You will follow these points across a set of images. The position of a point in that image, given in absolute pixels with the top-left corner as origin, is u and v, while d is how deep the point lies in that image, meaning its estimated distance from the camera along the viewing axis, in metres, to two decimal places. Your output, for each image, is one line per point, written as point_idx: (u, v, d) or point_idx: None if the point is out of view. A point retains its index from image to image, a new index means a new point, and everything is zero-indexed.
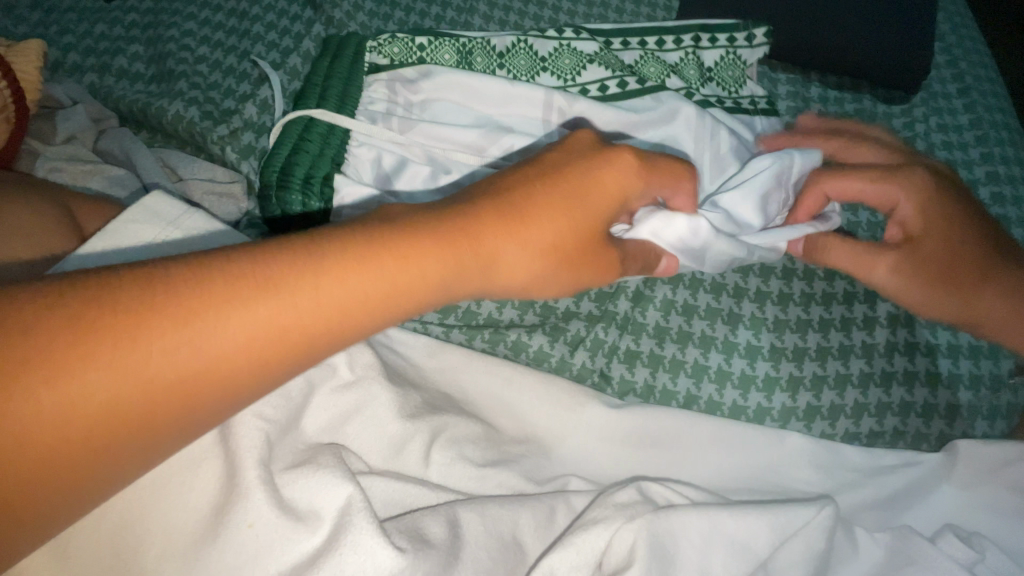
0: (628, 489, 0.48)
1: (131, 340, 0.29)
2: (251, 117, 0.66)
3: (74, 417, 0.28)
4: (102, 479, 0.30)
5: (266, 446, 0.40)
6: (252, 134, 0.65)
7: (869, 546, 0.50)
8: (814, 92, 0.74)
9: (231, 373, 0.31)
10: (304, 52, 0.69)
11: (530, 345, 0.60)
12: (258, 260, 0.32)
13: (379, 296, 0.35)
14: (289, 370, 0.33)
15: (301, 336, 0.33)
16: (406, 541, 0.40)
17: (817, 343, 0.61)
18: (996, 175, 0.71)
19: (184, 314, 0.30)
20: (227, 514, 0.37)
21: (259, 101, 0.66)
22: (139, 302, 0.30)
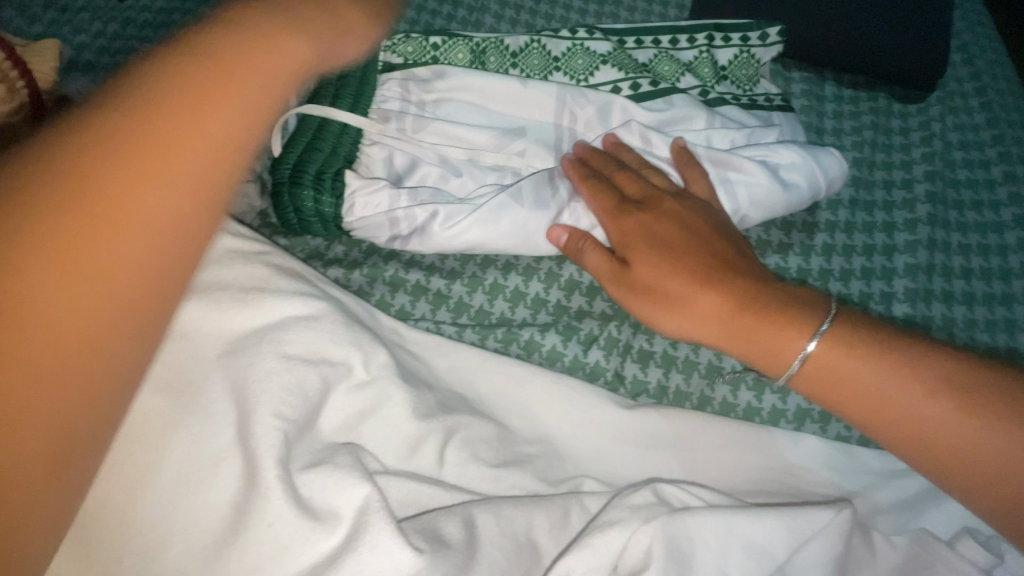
0: (643, 491, 0.47)
1: (80, 258, 0.29)
2: None
3: (52, 336, 0.28)
4: (114, 409, 0.31)
5: (283, 445, 0.40)
6: None
7: (887, 550, 0.50)
8: (828, 91, 0.73)
9: (150, 226, 0.32)
10: None
11: (543, 344, 0.60)
12: (91, 127, 0.32)
13: (198, 99, 0.35)
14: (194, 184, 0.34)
15: (167, 146, 0.33)
16: (423, 542, 0.40)
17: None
18: (1014, 175, 0.70)
19: (78, 177, 0.30)
20: (247, 515, 0.38)
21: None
22: (73, 227, 0.29)
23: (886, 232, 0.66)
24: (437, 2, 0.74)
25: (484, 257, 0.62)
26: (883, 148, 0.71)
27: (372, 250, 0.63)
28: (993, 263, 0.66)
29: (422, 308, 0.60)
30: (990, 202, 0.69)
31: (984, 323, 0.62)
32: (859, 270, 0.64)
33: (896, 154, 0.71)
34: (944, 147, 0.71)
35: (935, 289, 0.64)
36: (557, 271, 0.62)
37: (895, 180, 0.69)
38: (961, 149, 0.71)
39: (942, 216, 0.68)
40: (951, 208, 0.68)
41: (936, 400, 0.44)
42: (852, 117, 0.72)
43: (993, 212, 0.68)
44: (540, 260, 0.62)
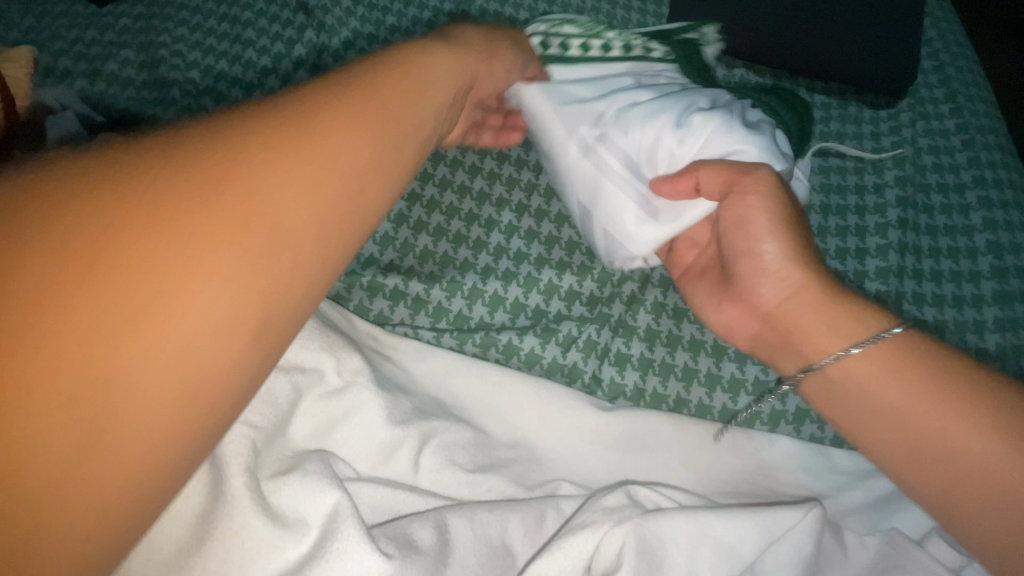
0: (616, 493, 0.48)
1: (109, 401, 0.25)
2: None
3: (123, 475, 0.26)
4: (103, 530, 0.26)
5: (252, 452, 0.41)
6: None
7: (856, 549, 0.51)
8: (802, 98, 0.74)
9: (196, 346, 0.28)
10: (296, 59, 0.69)
11: (522, 347, 0.60)
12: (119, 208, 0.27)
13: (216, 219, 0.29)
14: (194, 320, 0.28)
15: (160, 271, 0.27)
16: (394, 547, 0.40)
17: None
18: (983, 179, 0.72)
19: (236, 228, 0.29)
20: (214, 523, 0.38)
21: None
22: (83, 369, 0.25)
23: (858, 236, 0.68)
24: (417, 6, 0.72)
25: (464, 261, 0.63)
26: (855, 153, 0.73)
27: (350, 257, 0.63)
28: (962, 265, 0.67)
29: (401, 313, 0.61)
30: (959, 206, 0.70)
31: (953, 325, 0.64)
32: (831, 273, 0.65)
33: (868, 158, 0.72)
34: (915, 152, 0.73)
35: (906, 291, 0.65)
36: (537, 275, 0.62)
37: (866, 184, 0.71)
38: (932, 153, 0.73)
39: (913, 220, 0.69)
40: (920, 212, 0.70)
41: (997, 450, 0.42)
42: (825, 125, 0.73)
43: (963, 215, 0.70)
44: (521, 265, 0.63)
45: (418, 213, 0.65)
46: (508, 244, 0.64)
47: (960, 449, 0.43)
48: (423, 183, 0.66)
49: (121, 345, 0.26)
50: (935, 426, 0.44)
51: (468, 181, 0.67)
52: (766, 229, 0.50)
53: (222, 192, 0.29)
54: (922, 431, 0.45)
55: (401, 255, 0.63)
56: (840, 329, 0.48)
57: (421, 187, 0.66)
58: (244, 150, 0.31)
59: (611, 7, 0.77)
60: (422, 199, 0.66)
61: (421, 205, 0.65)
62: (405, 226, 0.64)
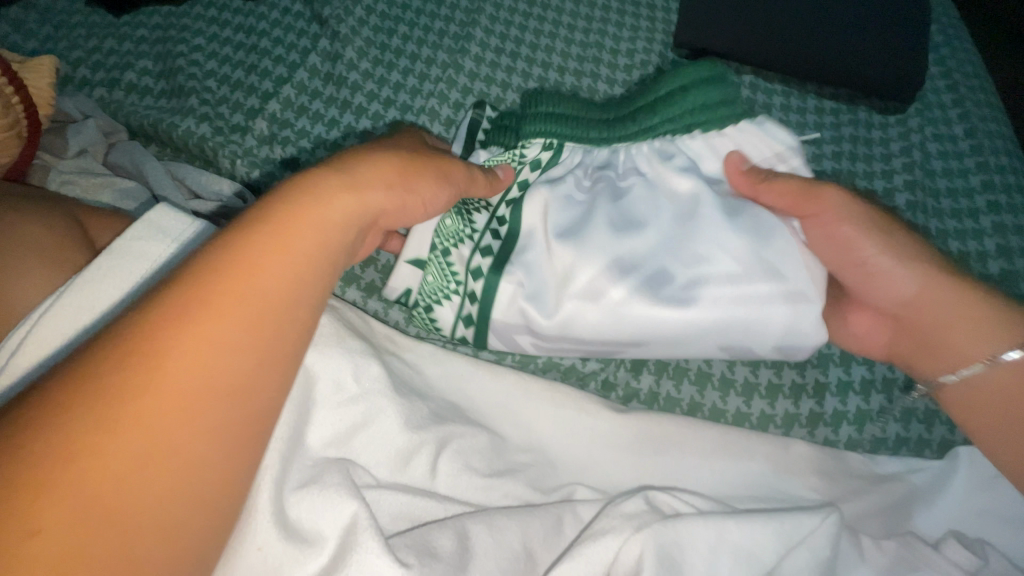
0: (635, 499, 0.48)
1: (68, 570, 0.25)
2: (263, 132, 0.67)
3: None
4: None
5: (280, 461, 0.41)
6: (267, 149, 0.67)
7: (875, 554, 0.50)
8: (810, 103, 0.75)
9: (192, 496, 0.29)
10: (311, 68, 0.69)
11: (560, 360, 0.60)
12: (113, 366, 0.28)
13: (214, 389, 0.30)
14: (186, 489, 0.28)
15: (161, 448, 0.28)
16: (414, 556, 0.40)
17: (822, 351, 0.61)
18: (992, 184, 0.72)
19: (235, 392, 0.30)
20: (240, 535, 0.38)
21: (269, 116, 0.68)
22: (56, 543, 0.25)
23: None
24: (431, 16, 0.73)
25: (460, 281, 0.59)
26: (864, 158, 0.73)
27: (368, 263, 0.62)
28: (972, 269, 0.68)
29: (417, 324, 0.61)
30: (968, 210, 0.70)
31: None
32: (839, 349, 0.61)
33: (878, 163, 0.73)
34: (924, 157, 0.73)
35: None
36: None
37: (876, 189, 0.71)
38: (941, 158, 0.73)
39: (923, 223, 0.70)
40: (930, 216, 0.70)
41: (999, 335, 0.50)
42: (834, 130, 0.74)
43: (973, 220, 0.70)
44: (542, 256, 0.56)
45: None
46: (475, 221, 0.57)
47: (972, 337, 0.50)
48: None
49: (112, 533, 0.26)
50: (971, 332, 0.51)
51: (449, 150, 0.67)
52: (852, 239, 0.54)
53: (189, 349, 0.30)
54: (961, 337, 0.51)
55: (382, 276, 0.62)
56: (983, 325, 0.50)
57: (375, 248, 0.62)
58: (211, 305, 0.31)
59: (621, 14, 0.77)
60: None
61: None
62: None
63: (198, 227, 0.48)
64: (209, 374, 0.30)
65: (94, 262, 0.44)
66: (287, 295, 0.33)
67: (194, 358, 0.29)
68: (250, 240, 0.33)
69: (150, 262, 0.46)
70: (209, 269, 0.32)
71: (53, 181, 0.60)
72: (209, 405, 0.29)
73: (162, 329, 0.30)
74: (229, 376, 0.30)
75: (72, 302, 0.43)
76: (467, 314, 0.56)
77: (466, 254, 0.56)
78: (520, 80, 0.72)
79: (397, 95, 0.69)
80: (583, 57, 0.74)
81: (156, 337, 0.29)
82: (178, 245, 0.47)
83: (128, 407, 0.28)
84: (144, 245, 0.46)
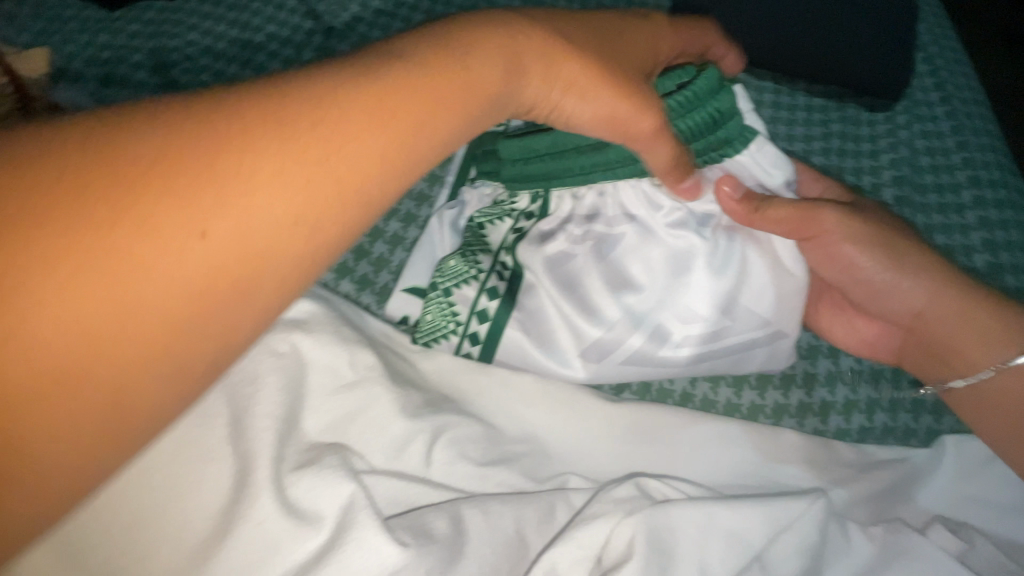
0: (626, 485, 0.49)
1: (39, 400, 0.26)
2: None
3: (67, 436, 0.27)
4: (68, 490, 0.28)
5: (277, 442, 0.41)
6: None
7: (862, 539, 0.51)
8: (799, 100, 0.76)
9: (148, 386, 0.28)
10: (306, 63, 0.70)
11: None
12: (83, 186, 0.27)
13: (190, 279, 0.28)
14: (142, 357, 0.28)
15: (121, 325, 0.27)
16: (410, 537, 0.41)
17: (808, 343, 0.63)
18: (978, 179, 0.73)
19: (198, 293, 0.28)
20: (236, 515, 0.38)
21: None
22: (65, 361, 0.26)
23: None
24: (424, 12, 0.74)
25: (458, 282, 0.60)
26: (852, 154, 0.74)
27: (362, 256, 0.63)
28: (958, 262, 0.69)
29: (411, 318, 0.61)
30: (954, 205, 0.71)
31: None
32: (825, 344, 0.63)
33: (865, 159, 0.74)
34: (912, 153, 0.74)
35: None
36: None
37: (864, 185, 0.73)
38: (928, 154, 0.74)
39: (910, 218, 0.71)
40: (916, 212, 0.72)
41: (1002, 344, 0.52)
42: (822, 127, 0.75)
43: (959, 214, 0.71)
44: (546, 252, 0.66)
45: (427, 213, 0.65)
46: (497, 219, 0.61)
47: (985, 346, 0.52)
48: (432, 184, 0.67)
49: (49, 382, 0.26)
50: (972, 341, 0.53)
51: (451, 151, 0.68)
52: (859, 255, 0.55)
53: (129, 227, 0.27)
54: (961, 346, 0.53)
55: (377, 269, 0.63)
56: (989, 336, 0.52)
57: (371, 243, 0.63)
58: (202, 185, 0.28)
59: None
60: (413, 193, 0.66)
61: (429, 206, 0.66)
62: (414, 226, 0.65)
63: None
64: (260, 233, 0.30)
65: None
66: (261, 221, 0.30)
67: (173, 245, 0.28)
68: (269, 115, 0.31)
69: None
70: (134, 128, 0.29)
71: None
72: (178, 289, 0.28)
73: (154, 178, 0.28)
74: (202, 266, 0.28)
75: None
76: (481, 308, 0.57)
77: (470, 295, 0.58)
78: None
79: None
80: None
81: (169, 180, 0.28)
82: None
83: (116, 260, 0.27)
84: None
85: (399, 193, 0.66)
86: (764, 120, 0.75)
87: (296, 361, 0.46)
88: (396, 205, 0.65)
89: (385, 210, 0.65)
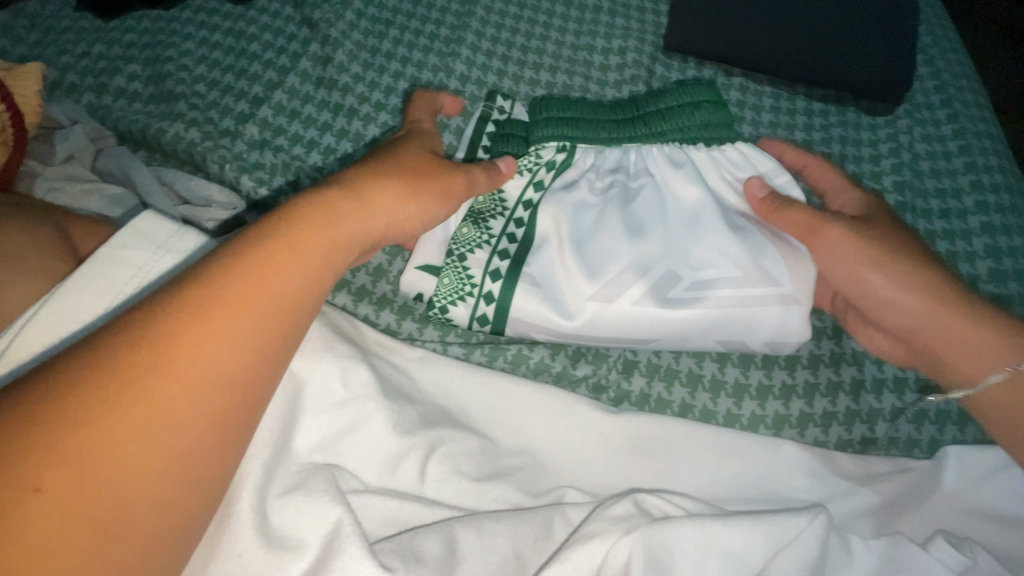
0: (624, 502, 0.48)
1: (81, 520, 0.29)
2: (254, 137, 0.67)
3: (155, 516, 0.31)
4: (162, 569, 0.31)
5: (263, 471, 0.41)
6: (257, 153, 0.66)
7: (864, 553, 0.50)
8: (799, 105, 0.75)
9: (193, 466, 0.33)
10: (302, 72, 0.69)
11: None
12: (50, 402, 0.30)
13: (175, 430, 0.32)
14: (176, 478, 0.32)
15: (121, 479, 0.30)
16: (397, 561, 0.40)
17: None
18: (980, 184, 0.71)
19: (183, 437, 0.32)
20: (218, 545, 0.38)
21: (261, 122, 0.67)
22: (44, 514, 0.28)
23: None
24: (421, 20, 0.73)
25: None
26: (854, 159, 0.73)
27: (360, 268, 0.61)
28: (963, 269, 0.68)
29: (408, 328, 0.60)
30: (957, 210, 0.70)
31: None
32: (828, 355, 0.61)
33: (867, 164, 0.73)
34: (912, 158, 0.73)
35: None
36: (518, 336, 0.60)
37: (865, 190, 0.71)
38: (929, 159, 0.73)
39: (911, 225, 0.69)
40: (919, 217, 0.70)
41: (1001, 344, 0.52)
42: (824, 132, 0.74)
43: (961, 219, 0.70)
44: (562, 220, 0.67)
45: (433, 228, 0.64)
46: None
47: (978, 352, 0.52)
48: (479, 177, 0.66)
49: (97, 535, 0.29)
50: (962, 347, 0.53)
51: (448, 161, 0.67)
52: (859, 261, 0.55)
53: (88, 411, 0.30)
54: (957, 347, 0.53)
55: (374, 279, 0.62)
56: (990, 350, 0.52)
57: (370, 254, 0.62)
58: (128, 364, 0.32)
59: (611, 17, 0.77)
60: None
61: None
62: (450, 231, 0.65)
63: (183, 235, 0.48)
64: (199, 380, 0.33)
65: (81, 275, 0.43)
66: (235, 382, 0.35)
67: (121, 402, 0.31)
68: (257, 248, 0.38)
69: (134, 271, 0.45)
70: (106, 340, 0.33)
71: (39, 188, 0.59)
72: (185, 441, 0.32)
73: (95, 384, 0.31)
74: (189, 415, 0.33)
75: (52, 312, 0.42)
76: (486, 291, 0.56)
77: (482, 258, 0.57)
78: (510, 84, 0.72)
79: (388, 99, 0.69)
80: (574, 61, 0.74)
81: (109, 378, 0.31)
82: (164, 252, 0.46)
83: (93, 420, 0.30)
84: (130, 253, 0.46)
85: None
86: (762, 125, 0.74)
87: (288, 381, 0.46)
88: None
89: None
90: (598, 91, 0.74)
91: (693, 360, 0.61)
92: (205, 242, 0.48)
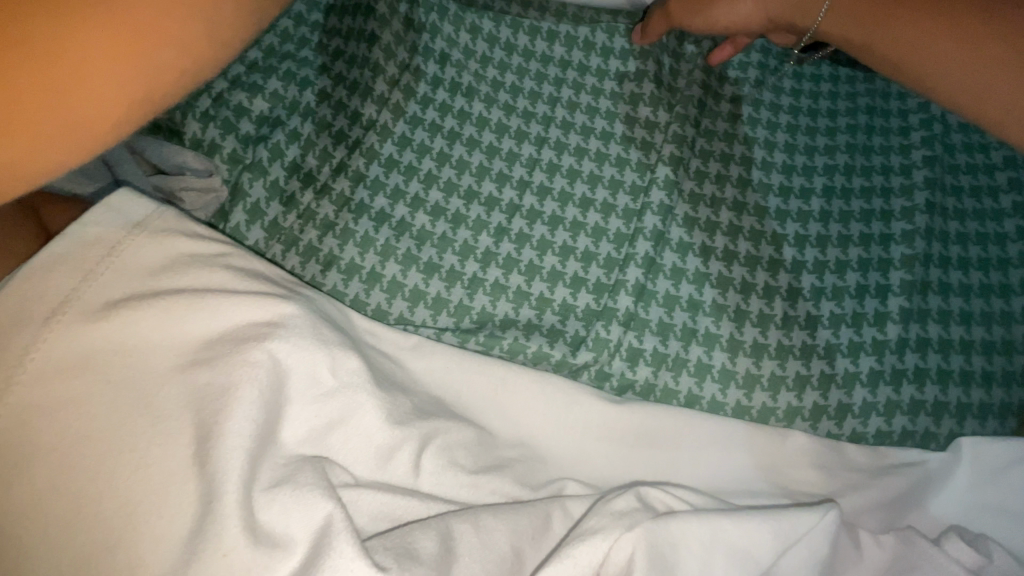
0: (626, 496, 0.46)
1: None
2: (221, 92, 0.59)
3: None
4: None
5: (249, 463, 0.37)
6: (231, 111, 0.59)
7: (874, 550, 0.48)
8: (824, 70, 0.68)
9: None
10: (295, 14, 0.63)
11: (577, 247, 0.60)
12: None
13: None
14: None
15: None
16: (391, 559, 0.38)
17: (860, 232, 0.62)
18: (1013, 161, 0.67)
19: None
20: (200, 542, 0.34)
21: (231, 77, 0.60)
22: None
23: (905, 218, 0.63)
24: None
25: (456, 213, 0.60)
26: (881, 131, 0.67)
27: (346, 240, 0.58)
28: (991, 252, 0.63)
29: (399, 307, 0.57)
30: (988, 189, 0.66)
31: (979, 317, 0.60)
32: (846, 345, 0.58)
33: (896, 137, 0.67)
34: (945, 130, 0.67)
35: (931, 281, 0.61)
36: (513, 315, 0.58)
37: (893, 165, 0.65)
38: (962, 132, 0.67)
39: (941, 203, 0.64)
40: (948, 194, 0.65)
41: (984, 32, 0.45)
42: (850, 100, 0.68)
43: (992, 198, 0.65)
44: (575, 185, 0.62)
45: (435, 198, 0.60)
46: (521, 148, 0.63)
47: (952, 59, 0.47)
48: (499, 135, 0.63)
49: None
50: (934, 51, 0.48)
51: (460, 127, 0.63)
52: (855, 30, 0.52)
53: None
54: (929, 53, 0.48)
55: (361, 252, 0.58)
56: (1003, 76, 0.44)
57: (355, 222, 0.58)
58: None
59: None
60: (472, 167, 0.62)
61: (420, 181, 0.61)
62: (457, 196, 0.61)
63: (162, 214, 0.44)
64: None
65: (48, 251, 0.40)
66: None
67: None
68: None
69: (104, 250, 0.42)
70: None
71: None
72: None
73: None
74: None
75: (21, 288, 0.39)
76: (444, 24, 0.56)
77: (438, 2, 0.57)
78: (507, 32, 0.66)
79: (370, 51, 0.63)
80: (580, 17, 0.68)
81: None
82: (139, 231, 0.43)
83: None
84: (101, 231, 0.42)
85: (386, 167, 0.61)
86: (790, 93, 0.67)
87: (273, 367, 0.41)
88: (384, 178, 0.60)
89: (371, 183, 0.60)
90: (604, 42, 0.67)
91: (703, 349, 0.57)
92: (184, 222, 0.45)
